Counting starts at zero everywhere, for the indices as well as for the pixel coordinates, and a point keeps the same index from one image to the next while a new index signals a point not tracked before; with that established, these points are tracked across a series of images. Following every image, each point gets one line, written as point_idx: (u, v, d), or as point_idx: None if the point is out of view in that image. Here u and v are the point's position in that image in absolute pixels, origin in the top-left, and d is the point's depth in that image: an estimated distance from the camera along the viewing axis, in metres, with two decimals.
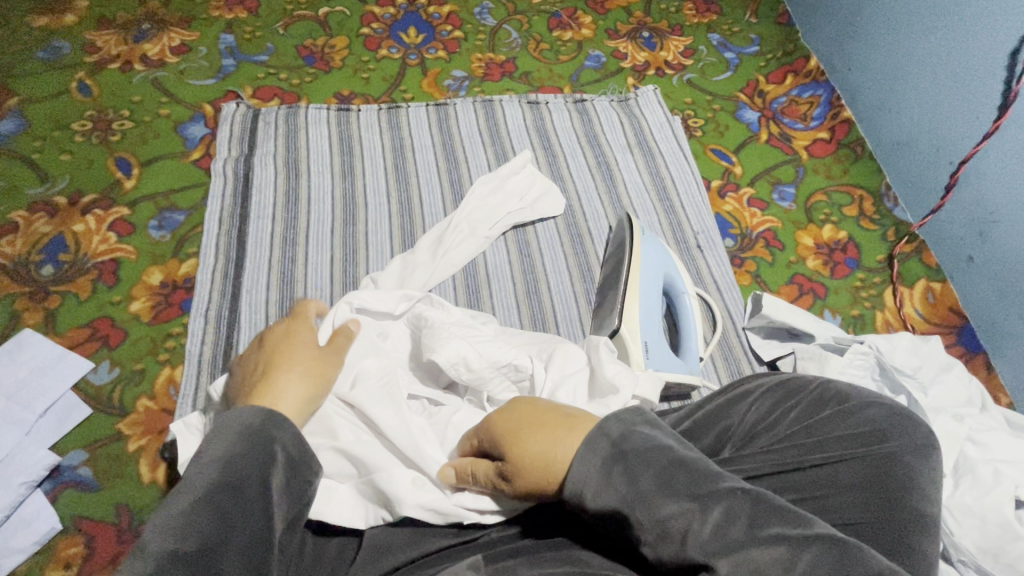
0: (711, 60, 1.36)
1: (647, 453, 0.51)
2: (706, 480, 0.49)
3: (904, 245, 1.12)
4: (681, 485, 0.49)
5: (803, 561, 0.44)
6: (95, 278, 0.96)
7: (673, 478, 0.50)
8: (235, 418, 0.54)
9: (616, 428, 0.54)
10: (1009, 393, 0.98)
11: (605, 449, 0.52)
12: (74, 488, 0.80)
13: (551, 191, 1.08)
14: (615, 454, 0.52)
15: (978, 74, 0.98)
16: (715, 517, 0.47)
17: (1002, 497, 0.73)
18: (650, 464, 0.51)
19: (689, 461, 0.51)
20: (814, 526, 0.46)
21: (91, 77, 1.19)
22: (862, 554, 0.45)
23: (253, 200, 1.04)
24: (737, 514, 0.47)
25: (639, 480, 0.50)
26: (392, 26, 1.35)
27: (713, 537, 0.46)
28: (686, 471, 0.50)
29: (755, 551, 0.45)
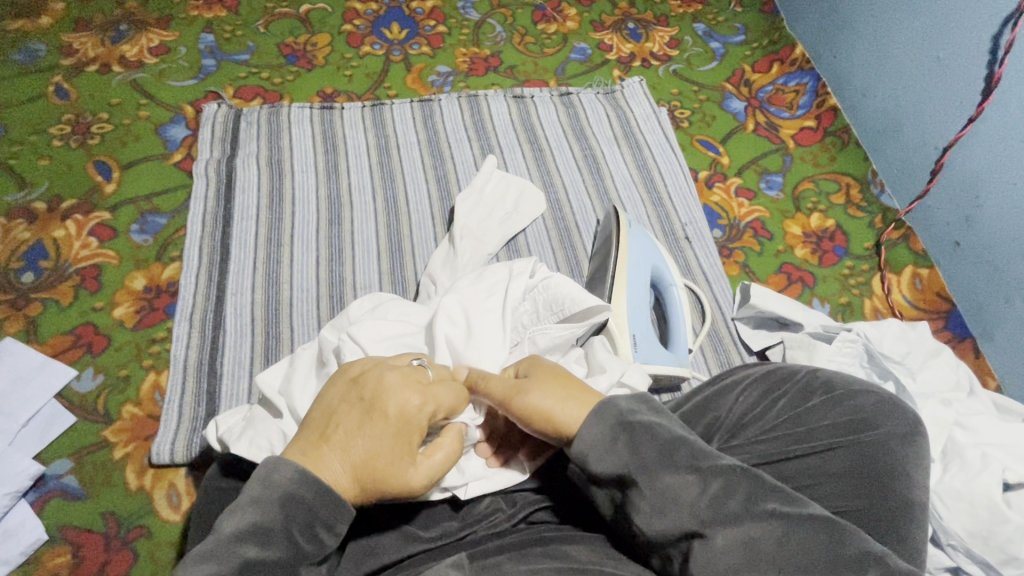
0: (697, 51, 1.36)
1: (655, 428, 0.52)
2: (706, 457, 0.50)
3: (891, 232, 1.12)
4: (681, 458, 0.50)
5: (795, 537, 0.45)
6: (77, 284, 0.95)
7: (675, 451, 0.50)
8: (280, 476, 0.49)
9: (625, 401, 0.55)
10: (997, 377, 0.98)
11: (614, 416, 0.53)
12: (60, 497, 0.79)
13: (529, 188, 1.06)
14: (623, 424, 0.52)
15: (960, 59, 0.98)
16: (713, 490, 0.48)
17: (989, 480, 0.73)
18: (656, 438, 0.51)
19: (692, 439, 0.52)
20: (807, 505, 0.48)
21: (68, 80, 1.17)
22: (855, 536, 0.46)
23: (236, 201, 1.03)
24: (735, 490, 0.48)
25: (642, 451, 0.51)
26: (375, 22, 1.33)
27: (709, 508, 0.47)
28: (688, 447, 0.51)
29: (750, 525, 0.46)
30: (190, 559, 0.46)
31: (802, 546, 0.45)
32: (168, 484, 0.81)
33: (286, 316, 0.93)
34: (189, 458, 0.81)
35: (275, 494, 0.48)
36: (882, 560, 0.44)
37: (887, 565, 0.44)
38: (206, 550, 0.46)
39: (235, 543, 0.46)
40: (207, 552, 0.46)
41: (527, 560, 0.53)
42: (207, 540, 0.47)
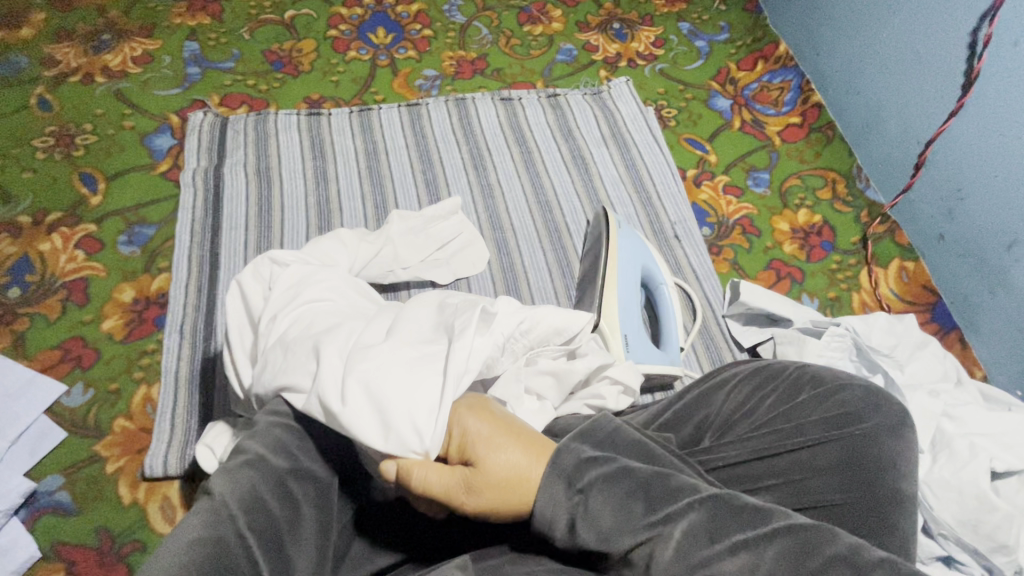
0: (683, 50, 1.37)
1: (605, 487, 0.49)
2: (662, 503, 0.48)
3: (876, 226, 1.13)
4: (638, 515, 0.48)
5: (766, 564, 0.45)
6: (65, 298, 0.94)
7: (631, 510, 0.48)
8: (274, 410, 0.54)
9: (569, 463, 0.51)
10: (984, 366, 1.00)
11: (563, 492, 0.50)
12: (52, 514, 0.78)
13: (473, 244, 1.00)
14: (575, 494, 0.50)
15: (940, 54, 1.00)
16: (676, 536, 0.47)
17: (977, 470, 0.75)
18: (609, 498, 0.49)
19: (647, 483, 0.49)
20: (769, 523, 0.47)
21: (50, 91, 1.16)
22: (823, 543, 0.46)
23: (225, 210, 1.03)
24: (698, 531, 0.47)
25: (599, 517, 0.48)
26: (360, 27, 1.33)
27: (677, 560, 0.46)
28: (643, 496, 0.49)
29: (719, 566, 0.45)
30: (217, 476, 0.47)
31: (774, 567, 0.45)
32: (162, 497, 0.81)
33: None
34: (183, 471, 0.81)
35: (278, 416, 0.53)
36: (850, 560, 0.45)
37: (857, 564, 0.45)
38: (237, 463, 0.48)
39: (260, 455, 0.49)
40: (243, 465, 0.47)
41: (526, 562, 0.53)
42: (231, 460, 0.48)
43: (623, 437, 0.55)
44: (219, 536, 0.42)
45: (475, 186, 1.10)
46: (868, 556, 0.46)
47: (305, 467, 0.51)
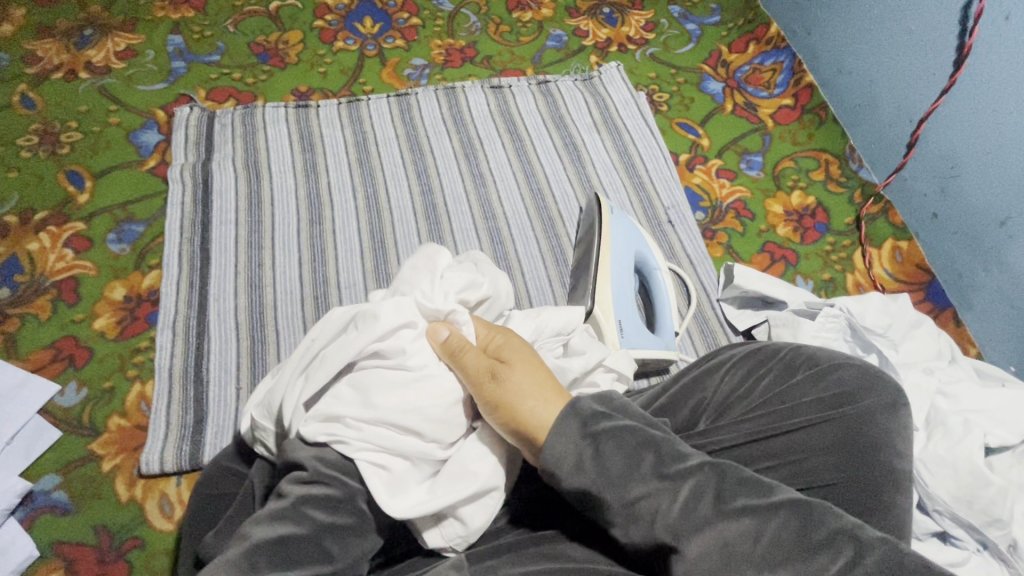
0: (674, 33, 1.35)
1: (619, 435, 0.51)
2: (673, 460, 0.50)
3: (870, 206, 1.13)
4: (648, 467, 0.49)
5: (768, 530, 0.46)
6: (55, 297, 0.93)
7: (642, 458, 0.50)
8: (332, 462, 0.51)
9: (588, 410, 0.53)
10: (977, 343, 1.00)
11: (576, 428, 0.52)
12: (50, 513, 0.78)
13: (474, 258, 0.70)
14: (587, 436, 0.51)
15: (930, 30, 0.99)
16: (683, 495, 0.48)
17: (971, 446, 0.75)
18: (621, 446, 0.50)
19: (659, 439, 0.51)
20: (776, 493, 0.48)
21: (33, 89, 1.14)
22: (827, 515, 0.47)
23: (214, 205, 1.02)
24: (704, 491, 0.48)
25: (609, 464, 0.50)
26: (347, 17, 1.31)
27: (682, 517, 0.47)
28: (655, 452, 0.50)
29: (721, 527, 0.47)
30: (263, 517, 0.46)
31: (776, 540, 0.46)
32: (160, 493, 0.81)
33: (271, 320, 0.92)
34: (181, 467, 0.81)
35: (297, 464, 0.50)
36: (853, 535, 0.46)
37: (860, 540, 0.45)
38: (278, 511, 0.46)
39: (307, 509, 0.47)
40: (286, 515, 0.46)
41: (524, 560, 0.52)
42: (271, 505, 0.47)
43: (636, 408, 0.55)
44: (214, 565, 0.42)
45: (466, 175, 1.09)
46: (870, 533, 0.46)
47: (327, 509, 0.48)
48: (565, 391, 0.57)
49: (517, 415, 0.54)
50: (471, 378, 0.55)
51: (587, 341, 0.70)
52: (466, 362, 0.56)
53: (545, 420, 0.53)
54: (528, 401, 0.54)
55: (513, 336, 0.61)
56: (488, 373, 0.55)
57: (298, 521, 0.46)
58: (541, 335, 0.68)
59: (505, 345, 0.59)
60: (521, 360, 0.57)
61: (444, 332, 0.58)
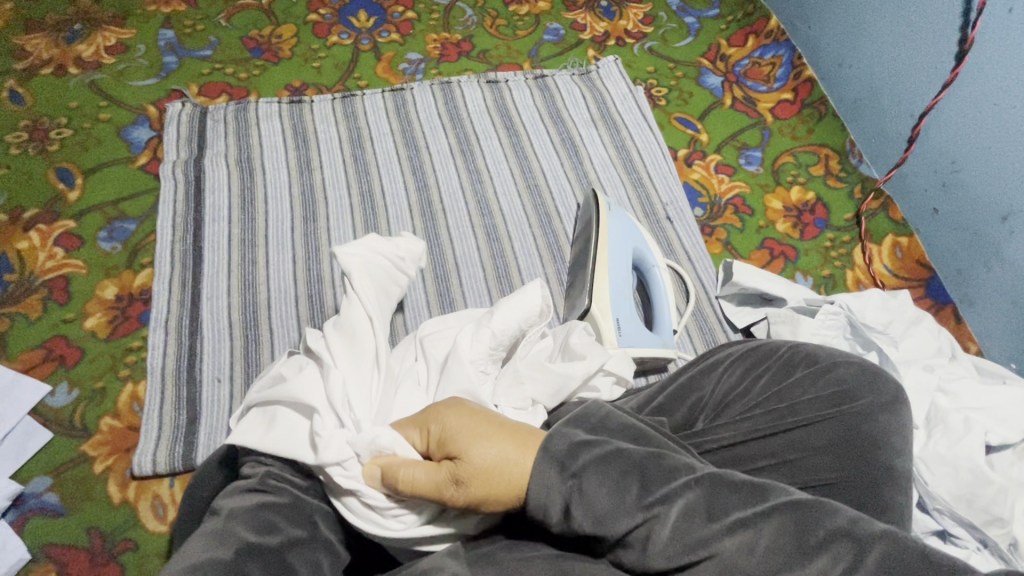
0: (672, 27, 1.34)
1: (601, 468, 0.48)
2: (659, 484, 0.48)
3: (869, 202, 1.12)
4: (633, 497, 0.48)
5: (764, 539, 0.45)
6: (45, 296, 0.92)
7: (627, 488, 0.48)
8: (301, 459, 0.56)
9: (561, 447, 0.50)
10: (977, 340, 0.99)
11: (556, 474, 0.48)
12: (40, 515, 0.77)
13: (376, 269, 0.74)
14: (567, 476, 0.48)
15: (932, 23, 0.97)
16: (674, 519, 0.47)
17: (972, 444, 0.74)
18: (605, 480, 0.48)
19: (641, 463, 0.49)
20: (768, 500, 0.47)
21: (22, 84, 1.12)
22: (823, 516, 0.46)
23: (207, 202, 1.01)
24: (695, 511, 0.47)
25: (595, 502, 0.48)
26: (341, 10, 1.29)
27: (674, 541, 0.46)
28: (640, 479, 0.48)
29: (716, 543, 0.46)
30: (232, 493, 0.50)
31: (773, 545, 0.45)
32: (153, 495, 0.80)
33: (264, 319, 0.91)
34: (173, 468, 0.80)
35: (260, 456, 0.55)
36: (851, 534, 0.45)
37: (857, 537, 0.45)
38: (249, 487, 0.51)
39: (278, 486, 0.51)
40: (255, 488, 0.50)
41: (521, 547, 0.51)
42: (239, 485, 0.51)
43: (615, 422, 0.55)
44: (224, 560, 0.43)
45: (463, 171, 1.08)
46: (869, 527, 0.45)
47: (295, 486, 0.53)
48: (525, 433, 0.52)
49: (505, 497, 0.49)
50: (434, 488, 0.50)
51: (586, 342, 0.68)
52: (419, 483, 0.50)
53: (532, 494, 0.48)
54: (506, 477, 0.49)
55: (443, 412, 0.53)
56: (448, 480, 0.50)
57: (272, 492, 0.50)
58: (501, 341, 0.65)
59: (445, 428, 0.52)
60: (468, 437, 0.51)
61: (376, 467, 0.52)
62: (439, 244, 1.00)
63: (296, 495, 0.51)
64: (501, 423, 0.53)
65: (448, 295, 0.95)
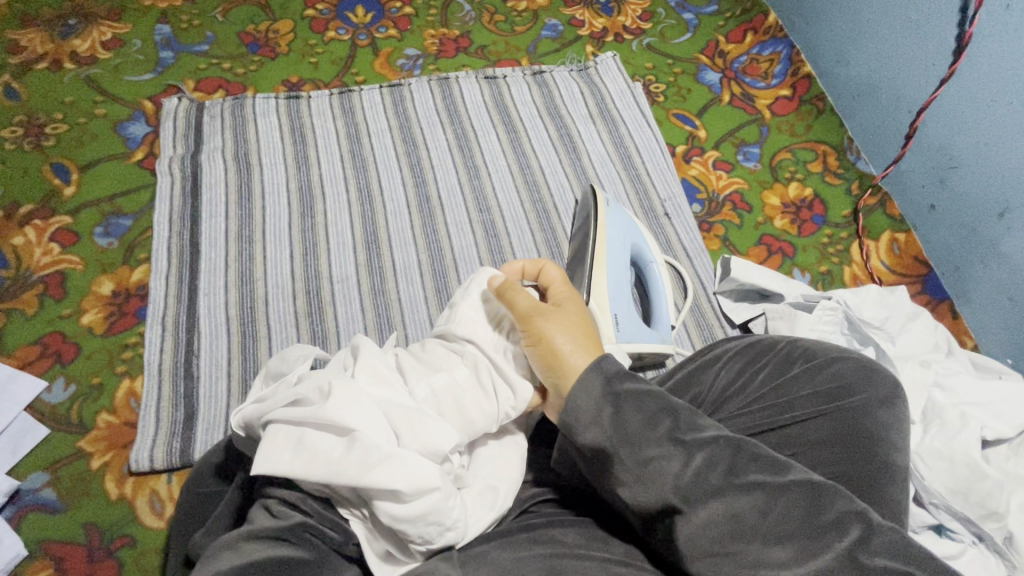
0: (671, 23, 1.33)
1: (640, 399, 0.51)
2: (690, 430, 0.49)
3: (867, 198, 1.12)
4: (665, 431, 0.49)
5: (777, 505, 0.46)
6: (41, 292, 0.91)
7: (660, 422, 0.50)
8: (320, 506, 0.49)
9: (615, 370, 0.53)
10: (974, 336, 1.00)
11: (600, 385, 0.52)
12: (38, 512, 0.77)
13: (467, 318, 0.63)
14: (608, 394, 0.51)
15: (931, 19, 0.97)
16: (697, 462, 0.48)
17: (968, 438, 0.75)
18: (642, 409, 0.50)
19: (677, 408, 0.51)
20: (789, 473, 0.48)
21: (17, 79, 1.12)
22: (836, 496, 0.47)
23: (204, 197, 1.00)
24: (718, 462, 0.48)
25: (627, 424, 0.50)
26: (338, 6, 1.29)
27: (693, 484, 0.47)
28: (674, 419, 0.50)
29: (731, 498, 0.46)
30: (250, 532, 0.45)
31: (775, 523, 0.45)
32: (150, 491, 0.80)
33: (262, 315, 0.91)
34: (171, 464, 0.80)
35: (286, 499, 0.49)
36: (862, 515, 0.45)
37: (869, 519, 0.45)
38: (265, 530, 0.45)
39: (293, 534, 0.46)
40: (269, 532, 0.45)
41: (514, 546, 0.51)
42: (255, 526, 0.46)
43: None
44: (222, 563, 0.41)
45: (460, 167, 1.08)
46: (877, 517, 0.46)
47: (328, 543, 0.48)
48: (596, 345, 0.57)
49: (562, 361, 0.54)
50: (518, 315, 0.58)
51: None
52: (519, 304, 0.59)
53: (572, 390, 0.52)
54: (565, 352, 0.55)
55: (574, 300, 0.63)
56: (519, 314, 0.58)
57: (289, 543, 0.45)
58: None
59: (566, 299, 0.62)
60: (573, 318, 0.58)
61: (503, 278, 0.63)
62: (437, 239, 1.00)
63: (325, 552, 0.47)
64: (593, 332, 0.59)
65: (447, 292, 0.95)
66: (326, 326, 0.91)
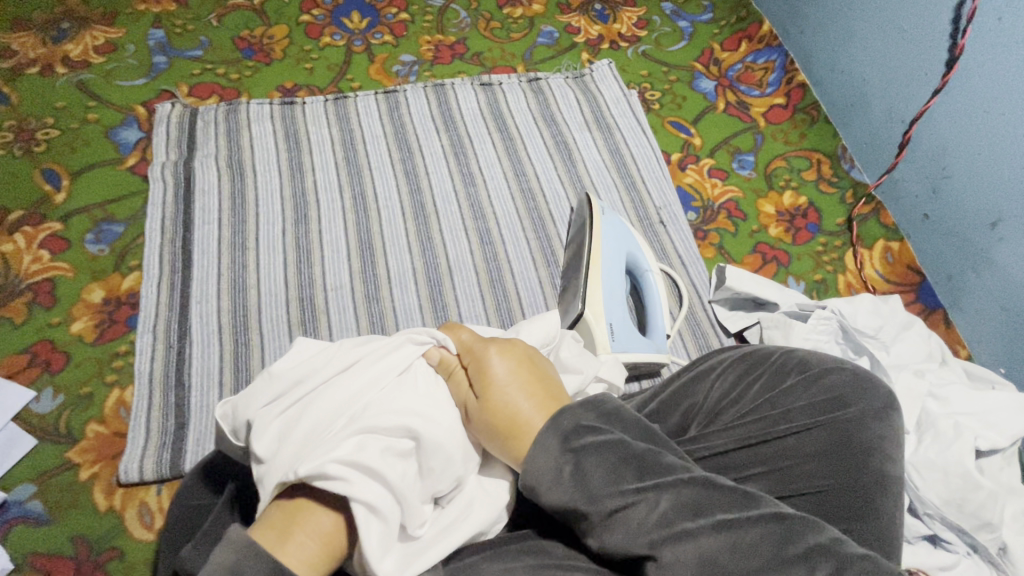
0: (666, 31, 1.34)
1: (599, 451, 0.50)
2: (652, 474, 0.49)
3: (861, 207, 1.13)
4: (627, 482, 0.48)
5: (745, 542, 0.45)
6: (30, 300, 0.90)
7: (623, 475, 0.49)
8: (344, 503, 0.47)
9: (569, 423, 0.51)
10: (967, 345, 1.00)
11: (557, 445, 0.50)
12: (24, 524, 0.76)
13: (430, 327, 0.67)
14: (567, 451, 0.50)
15: (924, 30, 0.98)
16: (661, 508, 0.47)
17: (962, 449, 0.75)
18: (602, 462, 0.49)
19: (639, 452, 0.50)
20: (758, 506, 0.47)
21: (8, 84, 1.10)
22: (804, 529, 0.46)
23: (197, 204, 0.99)
24: (684, 504, 0.47)
25: (588, 479, 0.49)
26: (334, 11, 1.28)
27: (659, 527, 0.47)
28: (637, 466, 0.49)
29: (700, 541, 0.46)
30: None
31: (752, 551, 0.45)
32: (140, 502, 0.78)
33: (255, 322, 0.90)
34: (161, 475, 0.79)
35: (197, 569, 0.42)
36: (832, 550, 0.45)
37: (839, 555, 0.45)
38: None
39: None
40: None
41: (503, 557, 0.51)
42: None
43: (629, 412, 0.54)
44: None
45: (455, 174, 1.08)
46: (850, 548, 0.45)
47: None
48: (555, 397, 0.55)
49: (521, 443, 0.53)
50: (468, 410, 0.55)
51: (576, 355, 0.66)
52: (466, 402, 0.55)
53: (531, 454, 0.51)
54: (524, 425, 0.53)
55: (497, 343, 0.57)
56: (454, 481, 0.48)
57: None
58: None
59: (487, 350, 0.57)
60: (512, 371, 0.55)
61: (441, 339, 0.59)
62: (432, 247, 1.00)
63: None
64: (540, 375, 0.56)
65: (442, 300, 0.95)
66: (321, 335, 0.90)
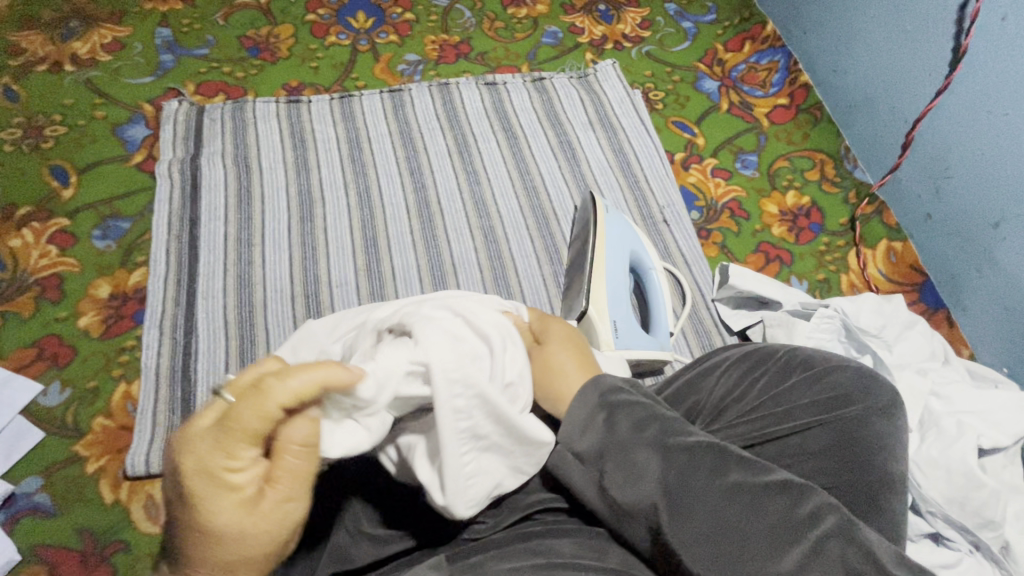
0: (669, 31, 1.34)
1: (626, 409, 0.53)
2: (675, 434, 0.51)
3: (864, 207, 1.13)
4: (649, 438, 0.51)
5: (758, 505, 0.47)
6: (38, 295, 0.91)
7: (647, 431, 0.51)
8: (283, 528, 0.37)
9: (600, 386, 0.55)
10: (970, 345, 1.00)
11: (594, 398, 0.54)
12: (31, 516, 0.76)
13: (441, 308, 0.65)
14: (598, 409, 0.53)
15: (927, 30, 0.98)
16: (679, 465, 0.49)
17: (965, 447, 0.75)
18: (630, 418, 0.52)
19: (665, 415, 0.52)
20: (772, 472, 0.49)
21: (16, 81, 1.11)
22: (814, 495, 0.48)
23: (203, 200, 1.00)
24: (700, 464, 0.49)
25: (615, 433, 0.52)
26: (339, 11, 1.29)
27: (676, 483, 0.49)
28: (660, 425, 0.52)
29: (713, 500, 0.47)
30: None
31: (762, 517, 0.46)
32: (145, 496, 0.79)
33: (260, 318, 0.91)
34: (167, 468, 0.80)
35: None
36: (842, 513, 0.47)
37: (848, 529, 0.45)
38: None
39: None
40: None
41: (510, 557, 0.49)
42: None
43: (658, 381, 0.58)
44: None
45: (460, 172, 1.08)
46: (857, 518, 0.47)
47: None
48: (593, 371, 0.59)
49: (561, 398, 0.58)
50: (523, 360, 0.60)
51: None
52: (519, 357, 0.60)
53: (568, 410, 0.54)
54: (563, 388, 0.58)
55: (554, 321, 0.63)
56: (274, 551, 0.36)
57: None
58: None
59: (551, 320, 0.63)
60: (563, 342, 0.60)
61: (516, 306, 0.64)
62: (436, 245, 1.00)
63: None
64: (582, 349, 0.61)
65: None
66: None
